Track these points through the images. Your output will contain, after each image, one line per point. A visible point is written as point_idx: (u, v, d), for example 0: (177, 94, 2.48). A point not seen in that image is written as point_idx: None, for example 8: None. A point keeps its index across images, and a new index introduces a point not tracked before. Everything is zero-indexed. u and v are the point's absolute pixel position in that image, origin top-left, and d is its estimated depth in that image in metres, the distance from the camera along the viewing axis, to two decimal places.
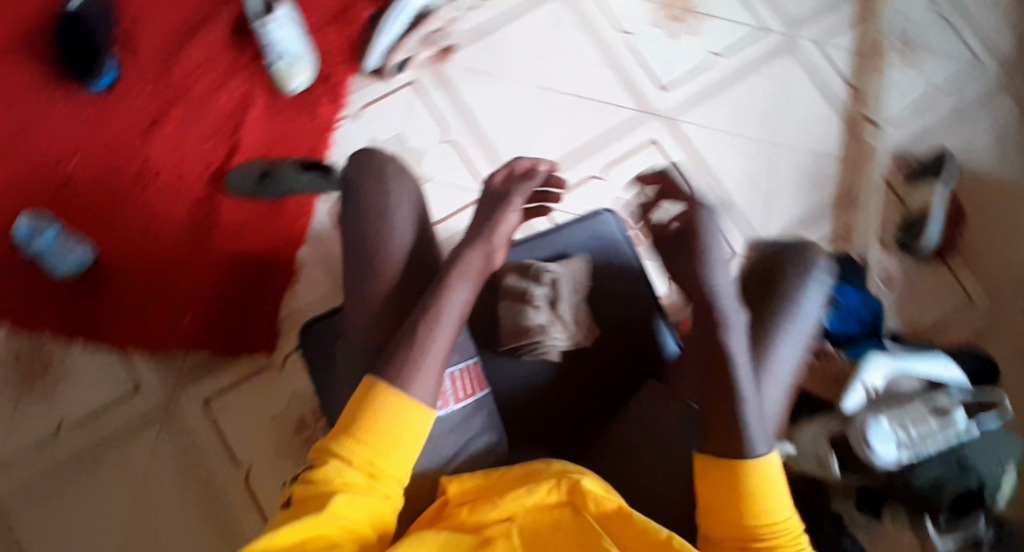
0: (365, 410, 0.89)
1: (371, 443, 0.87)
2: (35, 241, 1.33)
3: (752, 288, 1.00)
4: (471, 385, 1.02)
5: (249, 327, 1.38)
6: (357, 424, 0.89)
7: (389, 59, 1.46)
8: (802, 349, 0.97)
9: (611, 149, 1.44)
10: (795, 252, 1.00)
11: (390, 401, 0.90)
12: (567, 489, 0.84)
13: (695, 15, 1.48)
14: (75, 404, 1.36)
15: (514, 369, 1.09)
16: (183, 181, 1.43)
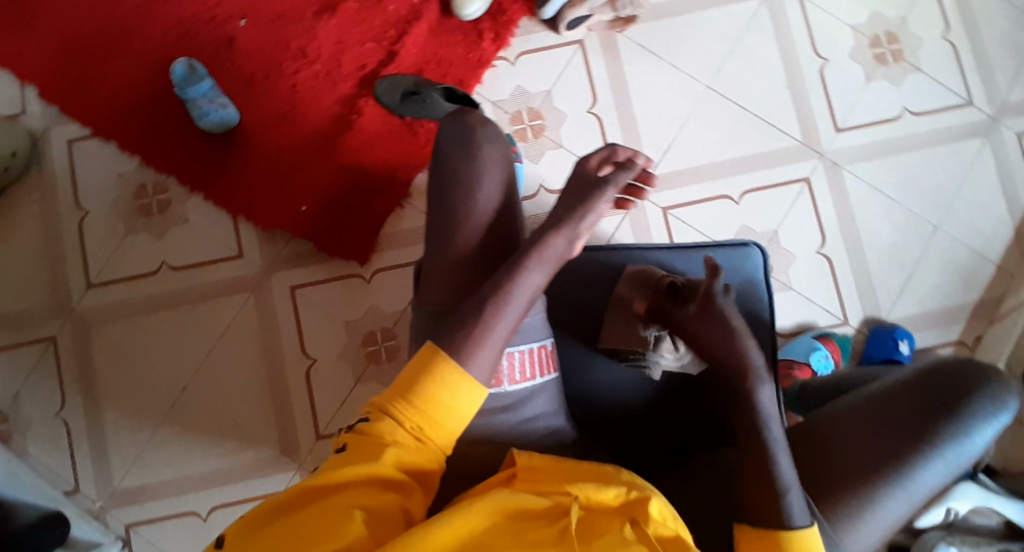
0: (426, 375, 0.87)
1: (427, 410, 0.85)
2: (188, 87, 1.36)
3: (929, 399, 0.95)
4: (534, 369, 0.99)
5: (350, 234, 1.37)
6: (417, 387, 0.86)
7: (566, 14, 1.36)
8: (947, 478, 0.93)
9: (757, 175, 1.34)
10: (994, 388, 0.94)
11: (446, 370, 0.86)
12: (631, 498, 0.85)
13: (900, 63, 1.35)
14: (176, 250, 1.40)
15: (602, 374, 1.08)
16: (334, 71, 1.41)
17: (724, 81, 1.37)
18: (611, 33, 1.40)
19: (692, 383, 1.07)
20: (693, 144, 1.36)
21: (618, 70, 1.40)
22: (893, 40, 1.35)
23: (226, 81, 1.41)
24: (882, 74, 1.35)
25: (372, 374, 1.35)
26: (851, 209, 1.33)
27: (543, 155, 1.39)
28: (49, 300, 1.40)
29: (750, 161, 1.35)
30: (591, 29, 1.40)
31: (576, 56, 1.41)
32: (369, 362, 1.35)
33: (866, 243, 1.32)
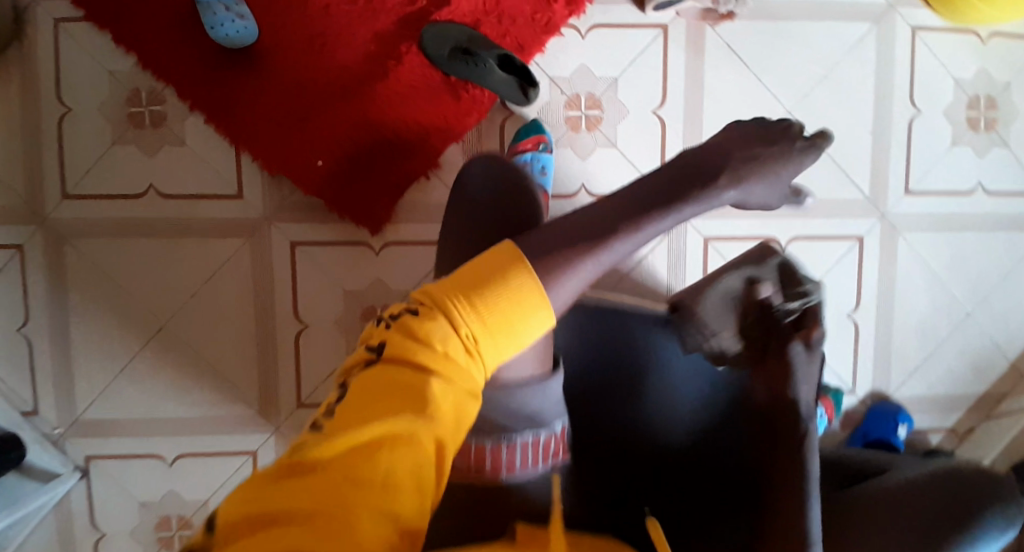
0: (494, 283, 0.71)
1: (490, 320, 0.70)
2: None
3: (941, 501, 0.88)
4: (542, 453, 0.90)
5: (366, 198, 1.24)
6: (481, 290, 0.71)
7: None
8: None
9: (813, 224, 1.26)
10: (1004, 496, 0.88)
11: (519, 274, 0.72)
12: None
13: (990, 134, 1.26)
14: (167, 174, 1.24)
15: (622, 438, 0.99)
16: (380, 3, 1.21)
17: (807, 109, 1.26)
18: (700, 25, 1.25)
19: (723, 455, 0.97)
20: None
21: (697, 71, 1.26)
22: (990, 105, 1.26)
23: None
24: (969, 141, 1.26)
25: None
26: (893, 277, 1.28)
27: (594, 152, 1.26)
28: (17, 203, 1.24)
29: (809, 208, 1.26)
30: (680, 14, 1.24)
31: (655, 43, 1.25)
32: (364, 337, 1.28)
33: (897, 316, 1.28)
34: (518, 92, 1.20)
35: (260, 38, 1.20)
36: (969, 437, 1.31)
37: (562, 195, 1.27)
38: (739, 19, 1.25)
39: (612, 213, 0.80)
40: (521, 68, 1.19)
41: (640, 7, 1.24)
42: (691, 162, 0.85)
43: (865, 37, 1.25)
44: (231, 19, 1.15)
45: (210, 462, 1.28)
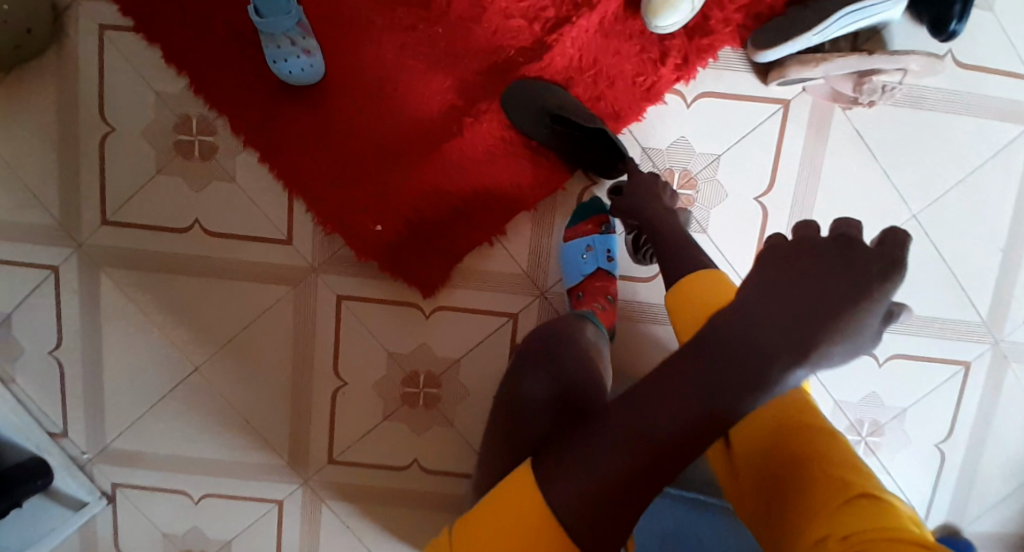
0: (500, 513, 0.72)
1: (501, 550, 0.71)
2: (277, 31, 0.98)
3: None
4: None
5: (423, 261, 1.14)
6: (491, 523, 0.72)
7: (789, 70, 1.05)
8: None
9: (913, 342, 1.14)
10: None
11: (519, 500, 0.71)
12: None
13: None
14: (212, 210, 1.14)
15: None
16: (468, 50, 1.09)
17: (930, 215, 1.12)
18: (828, 105, 1.11)
19: None
20: None
21: (813, 158, 1.12)
22: None
23: (328, 11, 1.08)
24: None
25: (402, 414, 1.20)
26: (992, 406, 1.16)
27: None
28: (51, 223, 1.14)
29: (912, 325, 1.14)
30: (808, 90, 1.11)
31: (768, 122, 1.12)
32: (405, 404, 1.20)
33: (988, 450, 1.17)
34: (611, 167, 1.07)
35: (329, 75, 1.09)
36: None
37: (636, 276, 1.16)
38: (872, 105, 1.11)
39: (661, 406, 0.70)
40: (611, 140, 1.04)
41: (766, 76, 1.10)
42: (751, 339, 0.70)
43: (1008, 142, 1.12)
44: (296, 55, 1.01)
45: (235, 506, 1.24)
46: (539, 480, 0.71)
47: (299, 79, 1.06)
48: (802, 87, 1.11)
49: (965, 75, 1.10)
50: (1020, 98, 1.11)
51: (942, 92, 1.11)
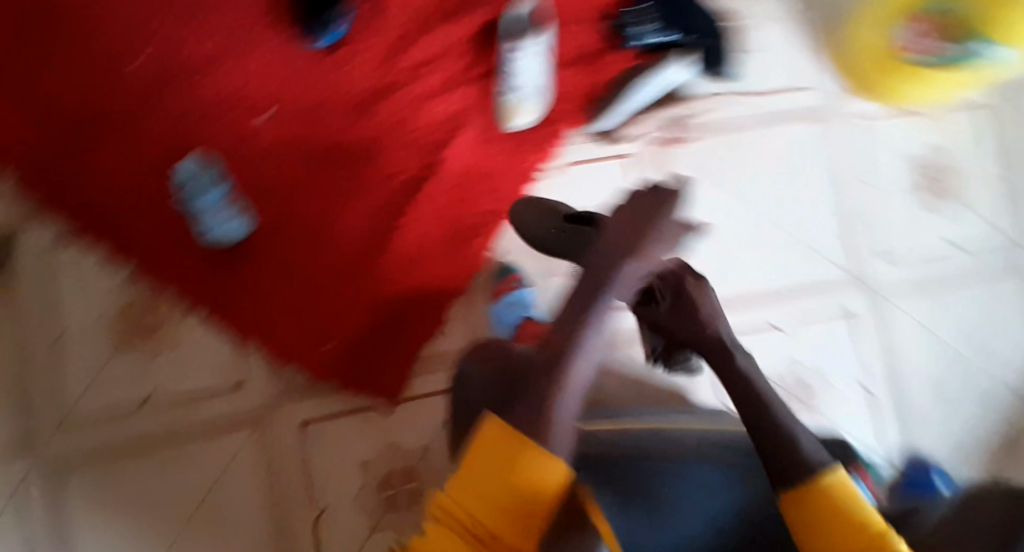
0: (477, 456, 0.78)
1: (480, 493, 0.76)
2: (198, 191, 1.17)
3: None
4: None
5: (375, 366, 1.24)
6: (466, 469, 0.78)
7: (622, 128, 1.31)
8: None
9: (804, 304, 1.30)
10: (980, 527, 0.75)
11: (494, 445, 0.78)
12: None
13: (951, 202, 1.35)
14: (169, 376, 1.23)
15: None
16: (370, 178, 1.26)
17: (776, 205, 1.32)
18: (665, 148, 1.31)
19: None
20: (745, 267, 1.30)
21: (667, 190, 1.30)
22: (931, 175, 1.36)
23: (241, 182, 1.24)
24: (926, 209, 1.35)
25: (388, 521, 1.23)
26: (893, 341, 1.31)
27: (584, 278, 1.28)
28: (16, 436, 1.19)
29: (794, 292, 1.30)
30: (646, 143, 1.31)
31: (627, 172, 1.30)
32: (388, 507, 1.23)
33: (907, 378, 1.31)
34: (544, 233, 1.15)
35: (256, 228, 1.24)
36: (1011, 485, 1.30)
37: None
38: (695, 138, 1.32)
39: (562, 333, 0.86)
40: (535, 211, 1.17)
41: (608, 140, 1.31)
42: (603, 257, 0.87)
43: (807, 135, 1.34)
44: (225, 217, 1.18)
45: None
46: (500, 423, 0.79)
47: (229, 242, 1.22)
48: (637, 140, 1.31)
49: (760, 98, 1.34)
50: (810, 101, 1.34)
51: (749, 115, 1.33)
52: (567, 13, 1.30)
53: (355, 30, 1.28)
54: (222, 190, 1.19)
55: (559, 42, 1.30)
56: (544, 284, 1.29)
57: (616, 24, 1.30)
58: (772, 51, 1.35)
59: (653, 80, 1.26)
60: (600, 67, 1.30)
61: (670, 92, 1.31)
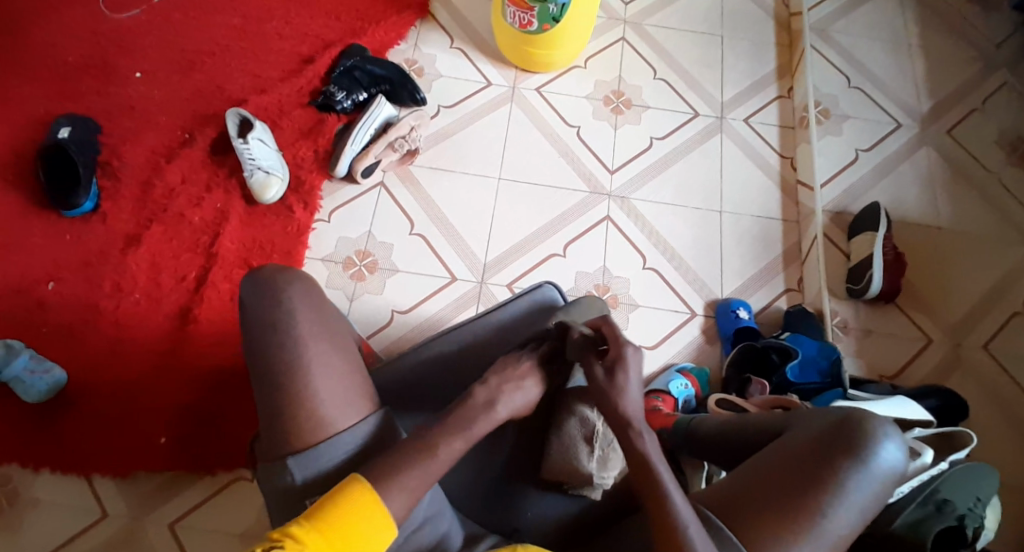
0: (335, 499, 0.89)
1: (339, 525, 0.87)
2: (7, 367, 1.30)
3: None
4: None
5: (218, 445, 1.35)
6: (324, 506, 0.88)
7: (357, 165, 1.47)
8: (853, 516, 0.99)
9: (570, 228, 1.48)
10: (865, 429, 1.02)
11: (358, 490, 0.90)
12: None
13: (633, 107, 1.59)
14: (35, 537, 1.30)
15: (541, 504, 1.12)
16: (162, 292, 1.42)
17: (511, 169, 1.52)
18: (404, 166, 1.51)
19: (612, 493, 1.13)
20: (509, 219, 1.48)
21: (422, 195, 1.49)
22: (619, 94, 1.60)
23: (47, 345, 1.37)
24: (624, 121, 1.57)
25: None
26: (656, 228, 1.50)
27: (385, 288, 1.43)
28: None
29: (557, 222, 1.49)
30: (386, 170, 1.51)
31: (381, 194, 1.49)
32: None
33: (678, 249, 1.50)
34: (374, 326, 1.40)
35: (72, 376, 1.36)
36: (804, 286, 1.49)
37: (377, 328, 1.41)
38: (423, 151, 1.52)
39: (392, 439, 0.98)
40: (363, 322, 1.41)
41: (355, 183, 1.50)
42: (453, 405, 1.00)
43: (512, 109, 1.56)
44: (39, 376, 1.31)
45: None
46: (363, 479, 0.91)
47: (50, 394, 1.34)
48: (382, 171, 1.51)
49: (458, 106, 1.56)
50: (499, 91, 1.58)
51: (457, 117, 1.55)
52: (280, 104, 1.54)
53: (106, 184, 1.47)
54: (30, 352, 1.32)
55: (279, 125, 1.52)
56: (352, 306, 1.42)
57: (320, 99, 1.53)
58: (457, 72, 1.60)
59: (364, 121, 1.47)
60: (319, 131, 1.52)
61: (384, 124, 1.50)
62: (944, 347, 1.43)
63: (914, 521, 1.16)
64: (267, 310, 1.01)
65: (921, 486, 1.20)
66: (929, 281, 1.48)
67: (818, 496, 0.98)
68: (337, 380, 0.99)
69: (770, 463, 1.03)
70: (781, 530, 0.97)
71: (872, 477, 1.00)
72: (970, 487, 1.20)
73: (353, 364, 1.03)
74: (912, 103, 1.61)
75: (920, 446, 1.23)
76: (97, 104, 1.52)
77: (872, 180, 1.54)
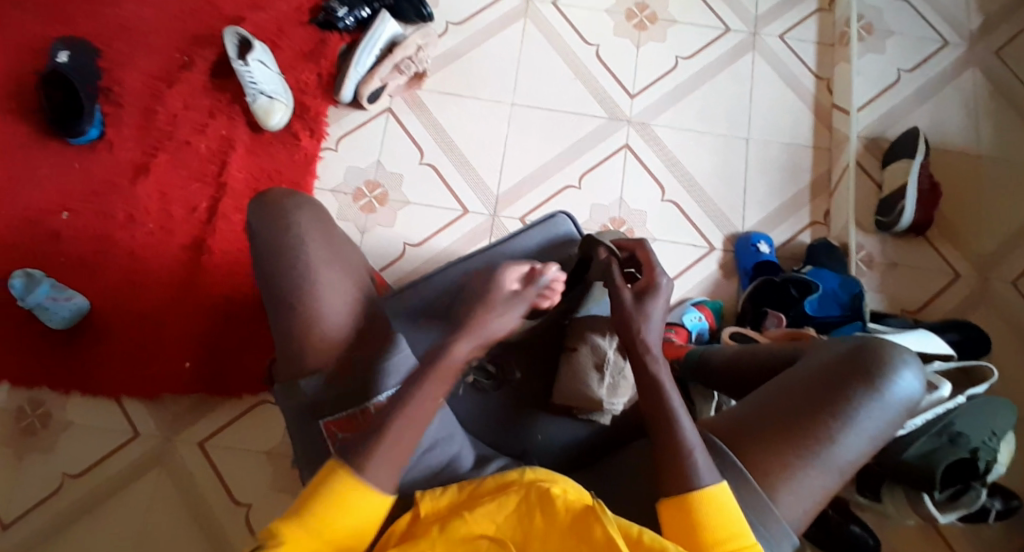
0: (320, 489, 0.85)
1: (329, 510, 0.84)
2: (28, 296, 1.30)
3: (789, 493, 0.97)
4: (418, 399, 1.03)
5: (239, 372, 1.38)
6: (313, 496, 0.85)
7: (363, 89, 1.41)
8: (863, 443, 0.99)
9: (586, 157, 1.42)
10: (883, 358, 1.01)
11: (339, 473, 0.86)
12: (536, 496, 0.88)
13: (658, 22, 1.47)
14: (74, 456, 1.37)
15: (555, 433, 1.13)
16: (173, 221, 1.42)
17: (525, 93, 1.44)
18: (413, 90, 1.44)
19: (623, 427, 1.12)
20: (523, 147, 1.42)
21: (431, 120, 1.43)
22: (643, 8, 1.48)
23: (63, 276, 1.38)
24: (647, 38, 1.47)
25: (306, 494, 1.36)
26: (677, 158, 1.43)
27: (396, 218, 1.40)
28: None
29: (574, 151, 1.42)
30: (394, 95, 1.44)
31: (389, 120, 1.44)
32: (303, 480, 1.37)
33: (699, 181, 1.43)
34: (384, 260, 1.39)
35: (91, 307, 1.39)
36: (831, 219, 1.42)
37: (389, 261, 1.39)
38: (432, 74, 1.45)
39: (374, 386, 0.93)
40: (374, 255, 1.39)
41: (361, 108, 1.44)
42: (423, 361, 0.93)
43: (527, 25, 1.46)
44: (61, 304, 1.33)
45: None
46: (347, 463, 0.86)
47: (70, 323, 1.37)
48: (389, 95, 1.44)
49: (469, 22, 1.46)
50: (513, 5, 1.47)
51: (468, 34, 1.46)
52: (280, 22, 1.46)
53: (109, 110, 1.44)
54: (50, 281, 1.33)
55: (281, 45, 1.45)
56: (364, 239, 1.40)
57: (320, 16, 1.45)
58: None
59: (368, 42, 1.39)
60: (322, 51, 1.44)
61: (390, 43, 1.42)
62: (972, 281, 1.37)
63: (925, 453, 1.17)
64: (274, 267, 1.03)
65: (935, 419, 1.19)
66: (965, 211, 1.39)
67: (831, 425, 0.98)
68: (344, 309, 1.04)
69: (782, 390, 1.02)
70: (789, 458, 0.97)
71: (886, 406, 0.99)
72: (986, 421, 1.20)
73: (363, 297, 1.07)
74: (965, 15, 1.47)
75: (938, 381, 1.19)
76: (93, 25, 1.47)
77: (914, 103, 1.43)
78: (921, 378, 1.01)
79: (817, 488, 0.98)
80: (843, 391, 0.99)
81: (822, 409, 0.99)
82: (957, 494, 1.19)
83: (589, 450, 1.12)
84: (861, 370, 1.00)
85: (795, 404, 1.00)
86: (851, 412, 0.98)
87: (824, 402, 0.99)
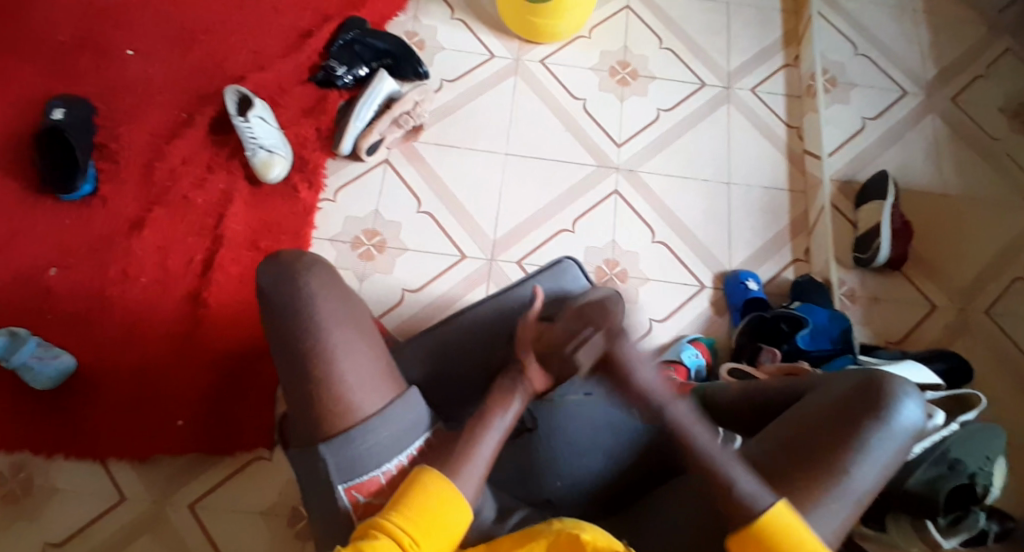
0: (409, 489, 0.91)
1: (417, 513, 0.89)
2: (12, 356, 1.25)
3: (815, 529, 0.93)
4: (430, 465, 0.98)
5: (234, 428, 1.32)
6: (403, 499, 0.90)
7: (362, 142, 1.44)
8: (879, 472, 0.95)
9: (579, 203, 1.47)
10: (880, 390, 0.98)
11: (427, 474, 0.92)
12: (566, 542, 0.87)
13: (640, 78, 1.58)
14: (59, 523, 1.28)
15: (582, 479, 1.08)
16: (168, 274, 1.39)
17: (518, 144, 1.50)
18: (410, 143, 1.49)
19: (661, 458, 1.09)
20: (517, 194, 1.47)
21: (428, 171, 1.48)
22: (625, 65, 1.58)
23: (54, 332, 1.34)
24: (630, 93, 1.56)
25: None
26: (664, 201, 1.49)
27: (395, 267, 1.41)
28: None
29: (567, 197, 1.48)
30: (391, 147, 1.49)
31: (387, 171, 1.47)
32: (302, 540, 1.29)
33: (687, 222, 1.49)
34: (382, 307, 1.38)
35: (80, 363, 1.33)
36: (812, 257, 1.49)
37: (389, 308, 1.39)
38: (428, 127, 1.50)
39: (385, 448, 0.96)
40: (375, 302, 1.39)
41: (360, 160, 1.48)
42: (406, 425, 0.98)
43: (518, 82, 1.55)
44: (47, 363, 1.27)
45: None
46: (433, 467, 0.92)
47: (59, 382, 1.31)
48: (386, 148, 1.49)
49: (460, 80, 1.54)
50: (503, 63, 1.56)
51: (461, 91, 1.53)
52: (279, 80, 1.50)
53: (104, 166, 1.44)
54: (36, 340, 1.28)
55: (280, 103, 1.49)
56: (363, 286, 1.40)
57: (319, 74, 1.50)
58: (460, 43, 1.57)
59: (368, 96, 1.43)
60: (321, 107, 1.49)
61: (387, 99, 1.48)
62: (949, 312, 1.44)
63: (928, 480, 1.15)
64: (289, 288, 0.99)
65: (934, 446, 1.16)
66: (936, 247, 1.48)
67: (843, 457, 0.95)
68: (365, 362, 0.98)
69: (788, 430, 1.00)
70: (808, 494, 0.93)
71: (893, 435, 0.96)
72: (981, 445, 1.17)
73: (378, 347, 1.02)
74: (917, 70, 1.61)
75: (931, 408, 1.12)
76: (90, 84, 1.49)
77: (880, 148, 1.54)
78: (923, 406, 0.98)
79: (834, 524, 0.93)
80: (848, 422, 0.97)
81: (830, 442, 0.96)
82: (958, 520, 1.15)
83: (614, 491, 1.08)
84: (863, 401, 0.98)
85: (803, 441, 0.97)
86: (863, 443, 0.95)
87: (830, 434, 0.97)
